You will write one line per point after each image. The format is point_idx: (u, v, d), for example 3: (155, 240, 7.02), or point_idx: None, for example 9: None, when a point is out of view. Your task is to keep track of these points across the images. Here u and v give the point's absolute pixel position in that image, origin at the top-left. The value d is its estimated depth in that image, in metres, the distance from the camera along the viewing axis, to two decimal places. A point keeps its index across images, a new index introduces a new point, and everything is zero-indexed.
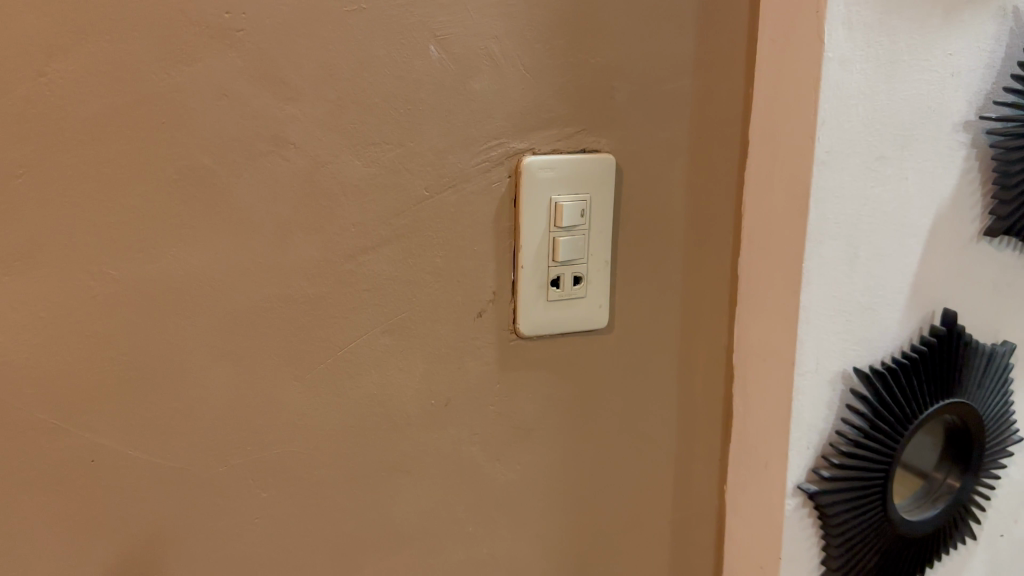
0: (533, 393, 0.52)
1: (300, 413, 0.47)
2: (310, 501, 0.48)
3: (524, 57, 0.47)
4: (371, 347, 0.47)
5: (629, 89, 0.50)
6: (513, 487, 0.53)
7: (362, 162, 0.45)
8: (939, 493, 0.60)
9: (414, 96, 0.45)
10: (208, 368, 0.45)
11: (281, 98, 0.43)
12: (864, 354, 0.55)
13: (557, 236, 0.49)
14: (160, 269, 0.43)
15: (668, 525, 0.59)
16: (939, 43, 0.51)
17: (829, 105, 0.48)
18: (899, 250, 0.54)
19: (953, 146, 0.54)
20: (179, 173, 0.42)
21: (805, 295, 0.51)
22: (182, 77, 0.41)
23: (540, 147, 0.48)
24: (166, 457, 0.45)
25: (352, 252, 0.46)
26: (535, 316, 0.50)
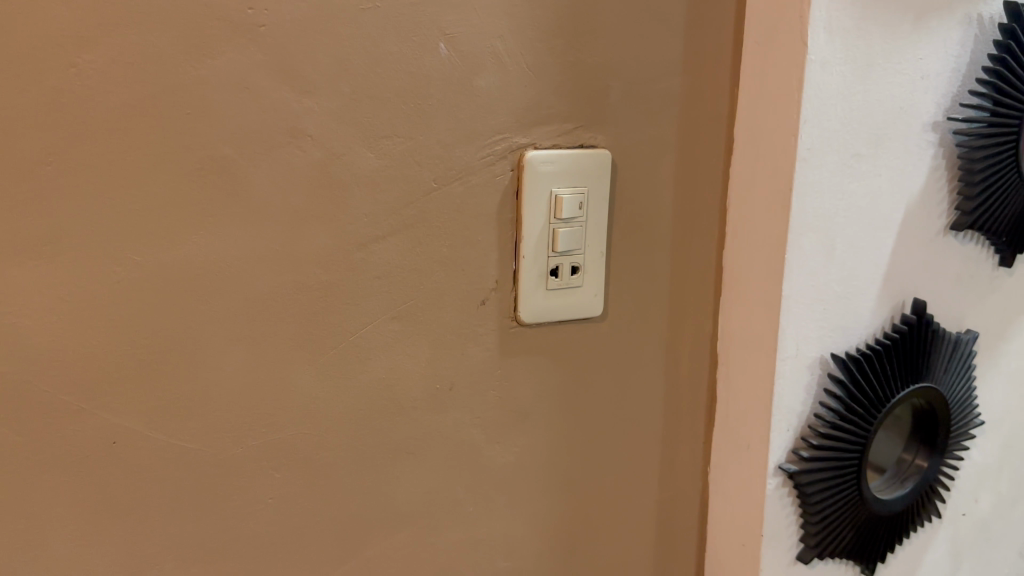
0: (530, 378, 0.54)
1: (313, 397, 0.48)
2: (320, 481, 0.50)
3: (527, 55, 0.49)
4: (379, 332, 0.49)
5: (623, 88, 0.52)
6: (510, 469, 0.55)
7: (374, 154, 0.47)
8: (907, 474, 0.64)
9: (424, 92, 0.47)
10: (225, 352, 0.46)
11: (299, 92, 0.44)
12: (840, 340, 0.58)
13: (557, 227, 0.51)
14: (182, 255, 0.44)
15: (654, 505, 0.62)
16: (910, 48, 0.55)
17: (811, 104, 0.51)
18: (873, 242, 0.57)
19: (922, 144, 0.58)
20: (201, 163, 0.43)
21: (788, 284, 0.54)
22: (206, 69, 0.42)
23: (540, 142, 0.51)
24: (183, 439, 0.46)
25: (363, 241, 0.48)
26: (535, 305, 0.53)
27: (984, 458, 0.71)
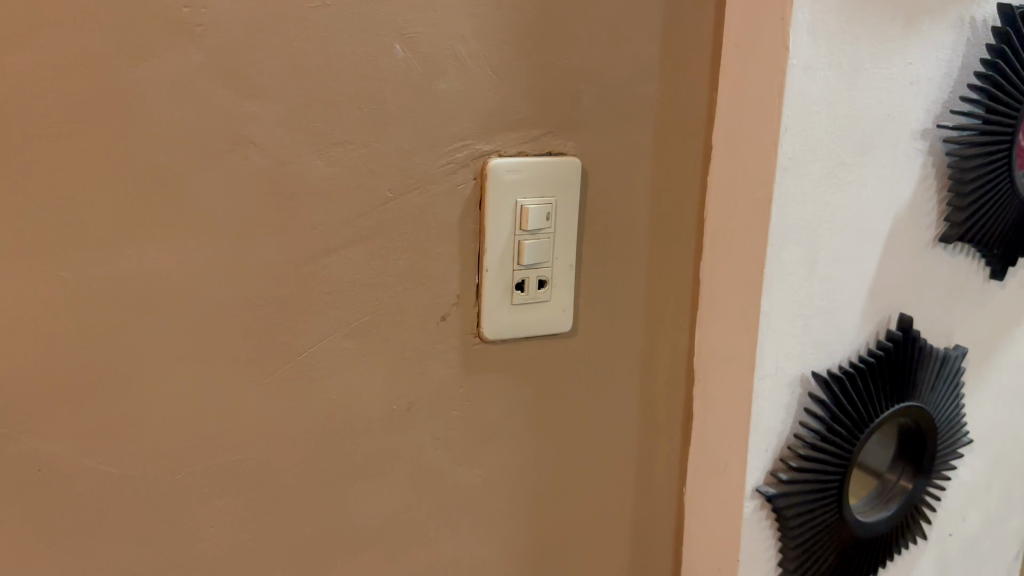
0: (494, 396, 0.52)
1: (259, 419, 0.46)
2: (269, 507, 0.47)
3: (491, 58, 0.46)
4: (333, 350, 0.46)
5: (594, 92, 0.49)
6: (474, 491, 0.52)
7: (325, 162, 0.44)
8: (892, 494, 0.61)
9: (379, 95, 0.44)
10: (164, 373, 0.43)
11: (243, 96, 0.41)
12: (822, 358, 0.55)
13: (522, 239, 0.48)
14: (115, 271, 0.41)
15: (627, 526, 0.59)
16: (899, 52, 0.52)
17: (792, 112, 0.48)
18: (857, 255, 0.55)
19: (910, 152, 0.55)
20: (138, 172, 0.40)
21: (766, 300, 0.51)
22: (140, 72, 0.39)
23: (505, 150, 0.48)
24: (118, 465, 0.43)
25: (314, 254, 0.45)
26: (498, 320, 0.50)
27: (973, 476, 0.68)
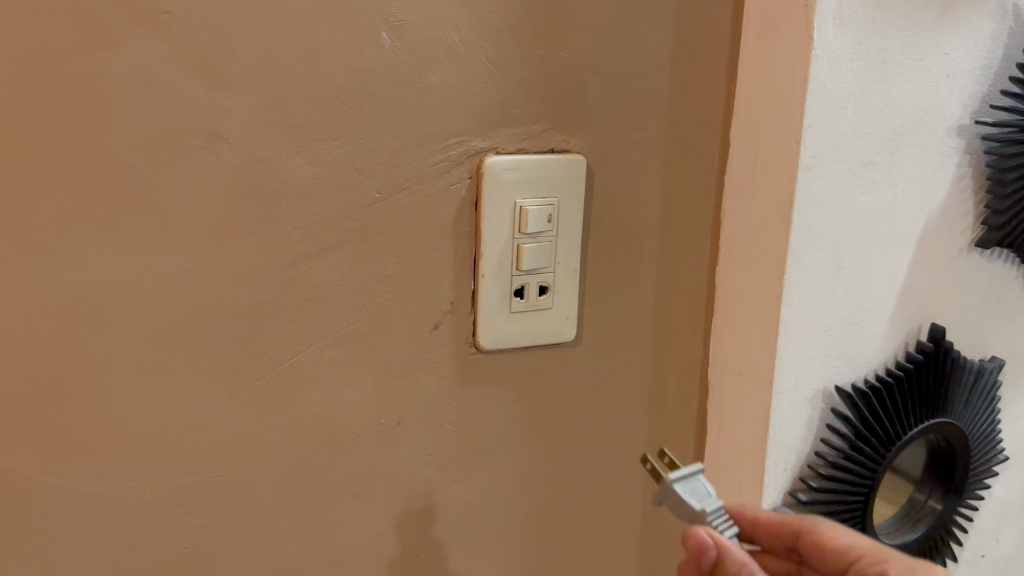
0: (492, 410, 0.48)
1: (235, 433, 0.43)
2: (246, 526, 0.44)
3: (487, 48, 0.42)
4: (315, 361, 0.43)
5: (601, 85, 0.46)
6: (470, 510, 0.49)
7: (306, 160, 0.40)
8: (920, 514, 0.58)
9: (365, 88, 0.41)
10: (131, 386, 0.40)
11: (214, 88, 0.38)
12: (846, 370, 0.52)
13: (522, 242, 0.45)
14: (76, 277, 0.38)
15: (636, 545, 0.56)
16: (935, 41, 0.48)
17: (816, 107, 0.44)
18: (886, 260, 0.51)
19: (945, 151, 0.51)
20: (99, 171, 0.37)
21: (786, 310, 0.47)
22: (101, 62, 0.36)
23: (503, 147, 0.44)
24: (81, 482, 0.40)
25: (294, 259, 0.41)
26: (496, 329, 0.46)
27: (1007, 493, 0.64)
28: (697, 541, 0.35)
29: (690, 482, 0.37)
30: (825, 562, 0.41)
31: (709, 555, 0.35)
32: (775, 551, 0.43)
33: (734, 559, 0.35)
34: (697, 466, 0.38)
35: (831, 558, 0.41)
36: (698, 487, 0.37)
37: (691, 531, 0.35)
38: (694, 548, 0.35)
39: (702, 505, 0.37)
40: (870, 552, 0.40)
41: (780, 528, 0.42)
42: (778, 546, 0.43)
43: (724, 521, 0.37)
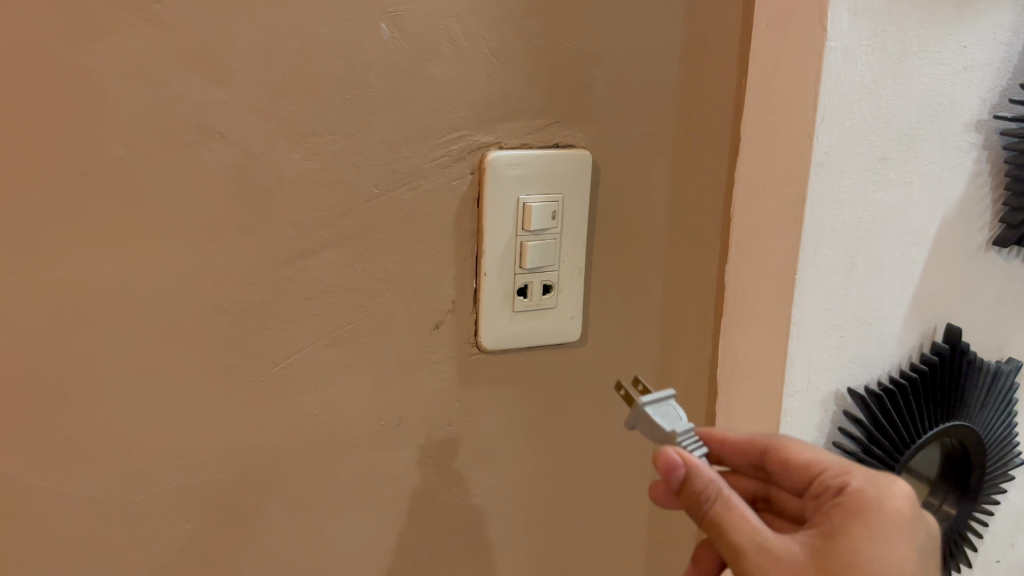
0: (494, 411, 0.47)
1: (229, 436, 0.42)
2: (242, 530, 0.43)
3: (489, 39, 0.41)
4: (312, 362, 0.42)
5: (607, 78, 0.44)
6: (471, 513, 0.48)
7: (302, 155, 0.39)
8: (934, 519, 0.56)
9: (363, 81, 0.39)
10: (123, 387, 0.39)
11: (207, 80, 0.37)
12: (859, 372, 0.50)
13: (525, 240, 0.44)
14: (65, 275, 0.37)
15: (642, 549, 0.54)
16: (953, 33, 0.46)
17: (829, 101, 0.43)
18: (901, 259, 0.49)
19: (962, 146, 0.50)
20: (88, 166, 0.36)
21: (798, 310, 0.46)
22: (89, 54, 0.35)
23: (506, 141, 0.43)
24: (72, 485, 0.39)
25: (290, 257, 0.40)
26: (498, 329, 0.45)
27: None
28: (667, 459, 0.34)
29: (663, 405, 0.36)
30: (789, 479, 0.38)
31: (678, 474, 0.33)
32: (743, 470, 0.40)
33: (702, 475, 0.33)
34: (671, 391, 0.37)
35: (796, 475, 0.37)
36: (670, 412, 0.37)
37: (659, 449, 0.34)
38: (664, 468, 0.34)
39: (674, 428, 0.36)
40: (837, 465, 0.36)
41: (748, 445, 0.39)
42: (745, 465, 0.40)
43: (695, 445, 0.37)
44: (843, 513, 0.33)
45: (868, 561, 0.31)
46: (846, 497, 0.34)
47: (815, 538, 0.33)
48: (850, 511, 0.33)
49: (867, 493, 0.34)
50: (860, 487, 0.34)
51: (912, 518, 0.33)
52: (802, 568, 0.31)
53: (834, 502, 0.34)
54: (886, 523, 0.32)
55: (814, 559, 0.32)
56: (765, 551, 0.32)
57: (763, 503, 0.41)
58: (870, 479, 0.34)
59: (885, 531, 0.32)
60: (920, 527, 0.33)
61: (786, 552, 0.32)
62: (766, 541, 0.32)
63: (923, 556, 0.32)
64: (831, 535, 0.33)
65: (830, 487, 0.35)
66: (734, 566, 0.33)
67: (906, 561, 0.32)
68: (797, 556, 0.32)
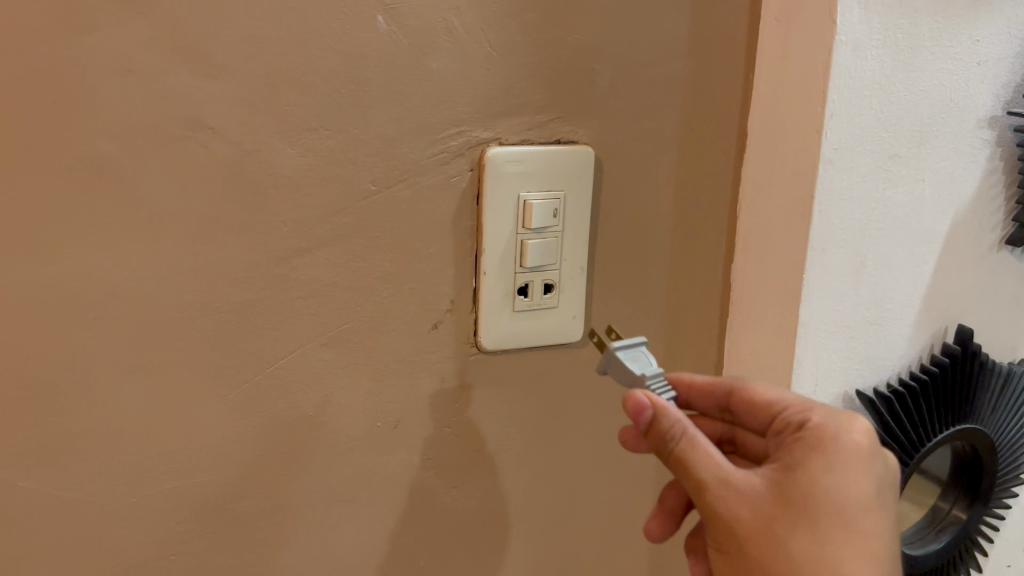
0: (493, 411, 0.46)
1: (223, 437, 0.41)
2: (236, 533, 0.42)
3: (489, 32, 0.40)
4: (307, 363, 0.41)
5: (611, 72, 0.43)
6: (470, 516, 0.48)
7: (297, 151, 0.38)
8: (945, 524, 0.55)
9: (359, 75, 0.38)
10: (113, 387, 0.38)
11: (198, 74, 0.36)
12: (868, 374, 0.49)
13: (526, 238, 0.43)
14: (54, 273, 0.36)
15: (645, 553, 0.53)
16: (966, 28, 0.45)
17: (838, 96, 0.42)
18: (912, 259, 0.48)
19: (975, 143, 0.48)
20: (77, 161, 0.35)
21: (806, 310, 0.45)
22: (78, 46, 0.34)
23: (506, 137, 0.42)
24: (61, 487, 0.39)
25: (284, 255, 0.39)
26: (498, 329, 0.44)
27: None
28: (635, 401, 0.33)
29: (634, 351, 0.37)
30: (753, 417, 0.38)
31: (646, 416, 0.33)
32: (709, 414, 0.40)
33: (668, 415, 0.33)
34: (642, 338, 0.37)
35: (760, 415, 0.37)
36: (642, 357, 0.37)
37: (628, 392, 0.34)
38: (632, 410, 0.33)
39: (644, 370, 0.36)
40: (798, 404, 0.36)
41: (712, 387, 0.39)
42: (711, 407, 0.40)
43: (666, 391, 0.36)
44: (804, 448, 0.33)
45: (826, 495, 0.32)
46: (806, 433, 0.34)
47: (777, 471, 0.33)
48: (811, 445, 0.33)
49: (827, 428, 0.34)
50: (820, 422, 0.34)
51: (872, 451, 0.33)
52: (762, 502, 0.32)
53: (795, 437, 0.34)
54: (845, 457, 0.33)
55: (774, 493, 0.32)
56: (728, 485, 0.32)
57: (729, 444, 0.41)
58: (830, 414, 0.34)
59: (845, 464, 0.32)
60: (879, 461, 0.33)
61: (747, 487, 0.32)
62: (728, 475, 0.32)
63: (882, 490, 0.33)
64: (791, 468, 0.33)
65: (792, 423, 0.35)
66: (696, 499, 0.33)
67: (864, 495, 0.32)
68: (759, 490, 0.32)
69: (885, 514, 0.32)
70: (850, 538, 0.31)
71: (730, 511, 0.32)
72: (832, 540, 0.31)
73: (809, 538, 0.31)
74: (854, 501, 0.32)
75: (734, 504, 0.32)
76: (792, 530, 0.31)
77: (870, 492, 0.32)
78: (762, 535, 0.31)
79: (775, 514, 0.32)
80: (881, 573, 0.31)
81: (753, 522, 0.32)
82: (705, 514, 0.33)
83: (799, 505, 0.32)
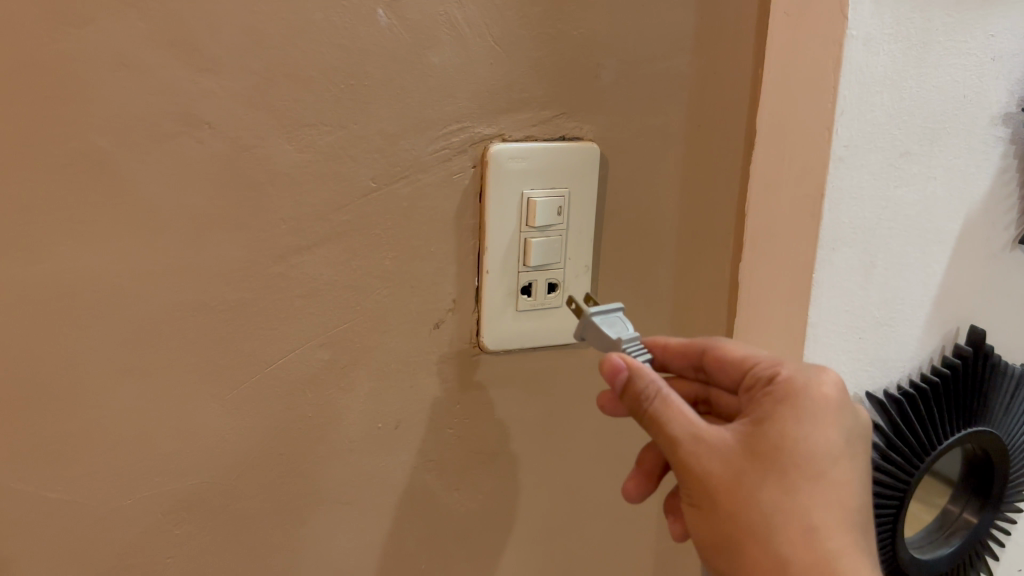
0: (495, 412, 0.46)
1: (220, 438, 0.40)
2: (234, 535, 0.42)
3: (492, 26, 0.39)
4: (306, 363, 0.41)
5: (616, 67, 0.43)
6: (471, 518, 0.47)
7: (295, 147, 0.37)
8: (954, 528, 0.54)
9: (359, 69, 0.38)
10: (107, 387, 0.38)
11: (193, 69, 0.35)
12: (878, 375, 0.49)
13: (529, 236, 0.42)
14: (47, 271, 0.35)
15: (649, 556, 0.53)
16: (980, 22, 0.44)
17: (849, 92, 0.41)
18: (923, 258, 0.47)
19: (989, 140, 0.47)
20: (70, 157, 0.34)
21: (814, 310, 0.45)
22: (70, 40, 0.33)
23: (510, 133, 0.41)
24: (55, 489, 0.38)
25: (282, 253, 0.39)
26: (502, 329, 0.43)
27: None
28: (610, 363, 0.34)
29: (610, 316, 0.38)
30: (725, 375, 0.38)
31: (622, 377, 0.33)
32: (684, 372, 0.41)
33: (643, 376, 0.33)
34: (618, 305, 0.39)
35: (732, 371, 0.38)
36: (618, 322, 0.38)
37: (604, 354, 0.34)
38: (609, 372, 0.34)
39: (619, 334, 0.37)
40: (769, 359, 0.36)
41: (687, 346, 0.39)
42: (686, 366, 0.40)
43: (643, 354, 0.38)
44: (773, 400, 0.34)
45: (794, 446, 0.32)
46: (776, 386, 0.34)
47: (746, 424, 0.34)
48: (779, 398, 0.34)
49: (795, 381, 0.34)
50: (789, 375, 0.34)
51: (839, 403, 0.34)
52: (732, 455, 0.32)
53: (764, 391, 0.35)
54: (812, 408, 0.33)
55: (744, 446, 0.33)
56: (699, 440, 0.33)
57: (705, 404, 0.41)
58: (799, 368, 0.35)
59: (812, 415, 0.33)
60: (847, 413, 0.34)
61: (717, 441, 0.33)
62: (699, 431, 0.33)
63: (849, 439, 0.33)
64: (760, 422, 0.33)
65: (762, 378, 0.35)
66: (668, 455, 0.33)
67: (832, 445, 0.32)
68: (729, 443, 0.33)
69: (853, 461, 0.33)
70: (817, 486, 0.32)
71: (701, 466, 0.32)
72: (798, 489, 0.32)
73: (776, 488, 0.31)
74: (821, 451, 0.32)
75: (705, 458, 0.32)
76: (760, 481, 0.32)
77: (838, 442, 0.33)
78: (732, 487, 0.32)
79: (745, 466, 0.32)
80: (846, 519, 0.32)
81: (723, 475, 0.32)
82: (677, 469, 0.33)
83: (768, 456, 0.32)
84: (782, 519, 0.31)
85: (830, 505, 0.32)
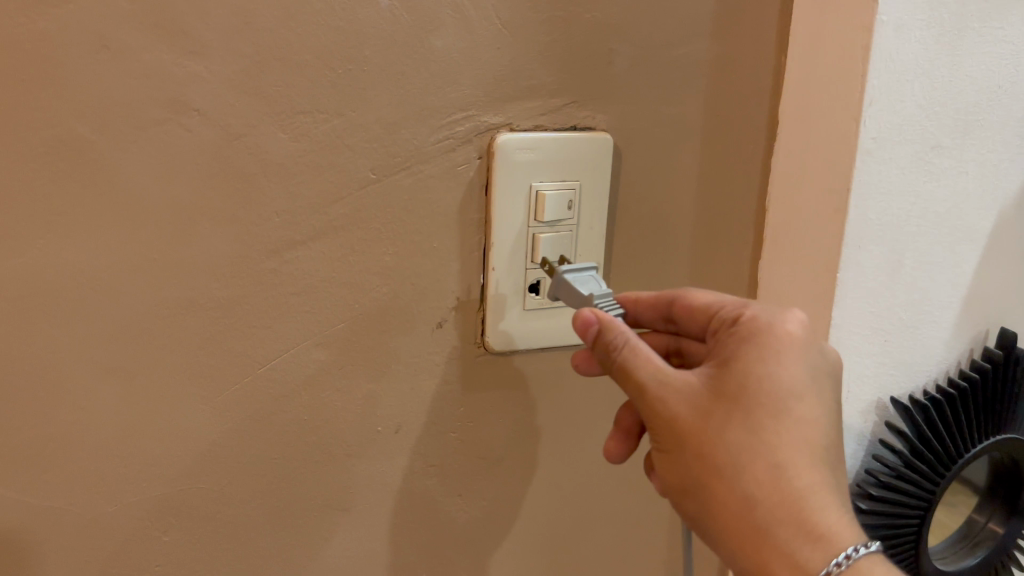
0: (500, 415, 0.43)
1: (209, 441, 0.38)
2: (225, 543, 0.40)
3: (499, 8, 0.37)
4: (300, 364, 0.38)
5: (631, 53, 0.40)
6: (474, 525, 0.45)
7: (289, 136, 0.35)
8: (979, 538, 0.52)
9: (357, 53, 0.35)
10: (89, 387, 0.36)
11: (179, 52, 0.33)
12: (904, 381, 0.47)
13: (537, 231, 0.40)
14: (24, 266, 0.33)
15: (662, 564, 0.50)
16: (1015, 7, 0.42)
17: (878, 81, 0.38)
18: (952, 258, 0.45)
19: (1021, 133, 0.45)
20: (48, 145, 0.32)
21: (838, 311, 0.42)
22: (47, 20, 0.31)
23: (518, 122, 0.39)
24: (36, 494, 0.36)
25: (276, 248, 0.36)
26: (508, 329, 0.41)
27: None
28: (582, 319, 0.32)
29: (580, 274, 0.36)
30: (692, 323, 0.36)
31: (593, 331, 0.32)
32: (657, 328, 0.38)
33: (614, 329, 0.31)
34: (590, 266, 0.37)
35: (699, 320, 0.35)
36: (589, 280, 0.36)
37: (575, 311, 0.32)
38: (581, 330, 0.32)
39: (591, 291, 0.35)
40: (736, 302, 0.34)
41: (655, 296, 0.37)
42: (655, 321, 0.38)
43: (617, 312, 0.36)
44: (738, 340, 0.32)
45: (760, 384, 0.30)
46: (740, 326, 0.32)
47: (712, 367, 0.32)
48: (743, 337, 0.32)
49: (759, 320, 0.32)
50: (754, 314, 0.32)
51: (806, 339, 0.32)
52: (697, 396, 0.30)
53: (729, 332, 0.33)
54: (777, 344, 0.31)
55: (709, 386, 0.31)
56: (665, 384, 0.31)
57: (677, 356, 0.39)
58: (765, 307, 0.33)
59: (776, 350, 0.31)
60: (815, 350, 0.32)
61: (683, 384, 0.31)
62: (666, 375, 0.31)
63: (819, 377, 0.31)
64: (724, 361, 0.31)
65: (727, 320, 0.33)
66: (638, 404, 0.32)
67: (799, 382, 0.30)
68: (695, 385, 0.31)
69: (824, 398, 0.31)
70: (784, 423, 0.30)
71: (668, 410, 0.31)
72: (765, 428, 0.30)
73: (742, 427, 0.30)
74: (787, 386, 0.30)
75: (671, 399, 0.31)
76: (725, 420, 0.30)
77: (804, 378, 0.30)
78: (698, 428, 0.30)
79: (710, 407, 0.30)
80: (819, 457, 0.30)
81: (689, 415, 0.30)
82: (647, 417, 0.31)
83: (734, 395, 0.30)
84: (748, 458, 0.29)
85: (797, 442, 0.30)
